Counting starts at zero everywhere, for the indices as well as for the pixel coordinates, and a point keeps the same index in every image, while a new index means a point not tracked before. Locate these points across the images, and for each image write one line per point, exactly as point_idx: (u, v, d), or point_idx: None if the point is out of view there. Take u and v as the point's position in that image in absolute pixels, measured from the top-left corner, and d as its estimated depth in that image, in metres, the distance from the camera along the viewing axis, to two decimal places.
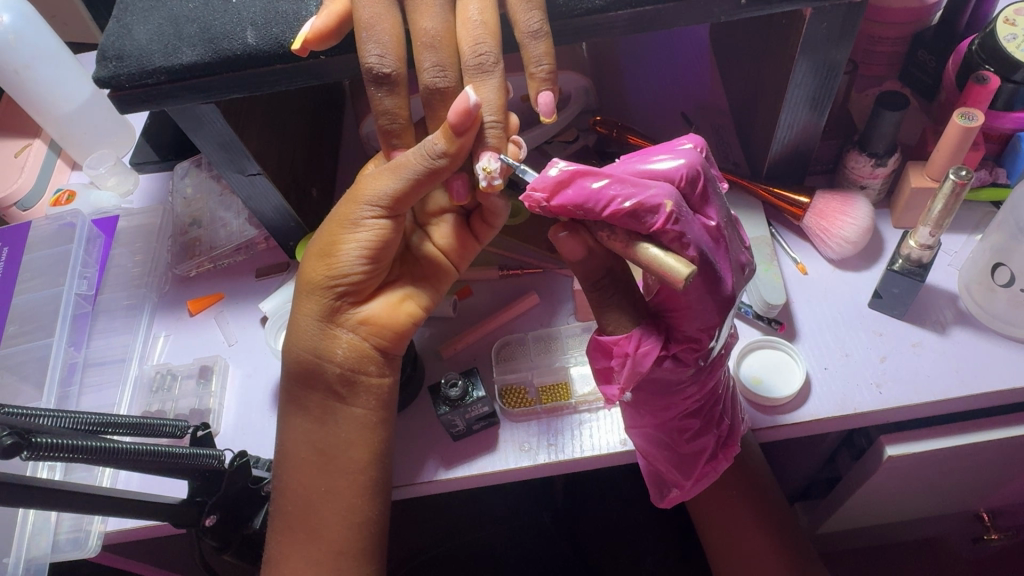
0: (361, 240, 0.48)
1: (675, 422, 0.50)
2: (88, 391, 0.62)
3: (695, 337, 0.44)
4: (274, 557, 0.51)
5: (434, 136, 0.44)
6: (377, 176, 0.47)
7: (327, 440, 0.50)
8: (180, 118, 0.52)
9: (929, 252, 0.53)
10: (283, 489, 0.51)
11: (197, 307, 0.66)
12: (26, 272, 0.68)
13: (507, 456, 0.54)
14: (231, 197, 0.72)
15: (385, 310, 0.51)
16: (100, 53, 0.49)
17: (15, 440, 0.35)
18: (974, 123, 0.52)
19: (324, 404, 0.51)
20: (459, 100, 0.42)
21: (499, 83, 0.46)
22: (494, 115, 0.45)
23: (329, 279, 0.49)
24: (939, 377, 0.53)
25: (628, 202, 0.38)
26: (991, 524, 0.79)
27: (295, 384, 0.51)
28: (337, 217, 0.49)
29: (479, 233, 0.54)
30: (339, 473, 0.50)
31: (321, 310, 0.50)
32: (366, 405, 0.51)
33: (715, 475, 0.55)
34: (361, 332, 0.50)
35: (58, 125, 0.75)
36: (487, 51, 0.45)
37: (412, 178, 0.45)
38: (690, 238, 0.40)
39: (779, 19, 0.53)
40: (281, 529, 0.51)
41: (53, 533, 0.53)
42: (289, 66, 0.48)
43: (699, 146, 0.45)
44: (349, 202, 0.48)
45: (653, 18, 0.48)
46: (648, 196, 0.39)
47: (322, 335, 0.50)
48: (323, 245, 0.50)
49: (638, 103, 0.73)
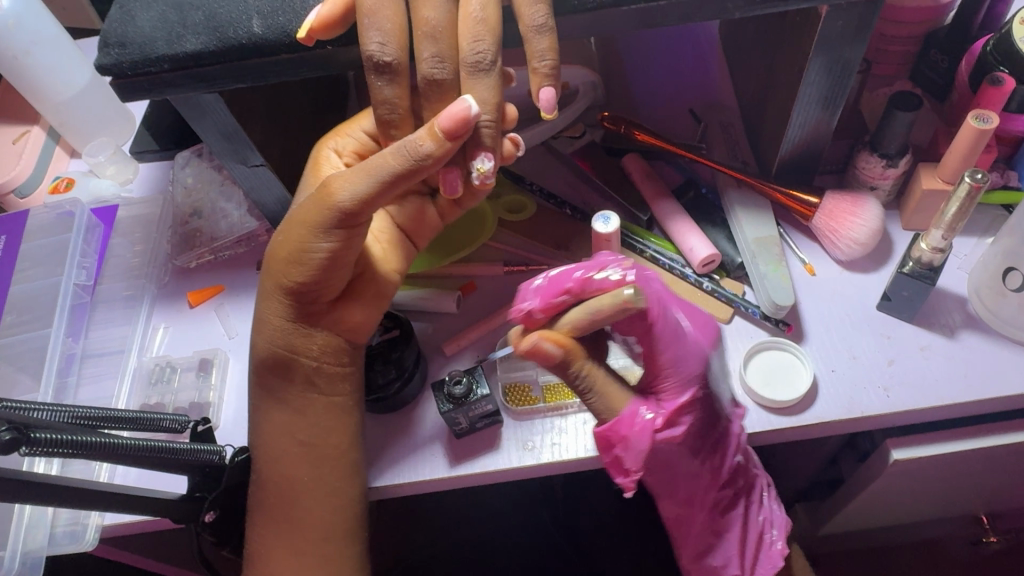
0: (329, 247, 0.45)
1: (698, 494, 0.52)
2: (86, 382, 0.62)
3: (674, 387, 0.46)
4: (255, 550, 0.50)
5: (417, 135, 0.41)
6: (347, 178, 0.43)
7: (307, 431, 0.49)
8: (182, 107, 0.51)
9: (941, 255, 0.52)
10: (261, 480, 0.50)
11: (196, 299, 0.66)
12: (24, 260, 0.67)
13: (510, 455, 0.53)
14: (232, 188, 0.72)
15: (357, 306, 0.49)
16: (102, 40, 0.48)
17: (14, 436, 0.34)
18: (989, 125, 0.51)
19: (302, 395, 0.49)
20: (459, 106, 0.40)
21: (495, 83, 0.44)
22: (489, 111, 0.44)
23: (297, 284, 0.47)
24: (947, 382, 0.52)
25: (590, 271, 0.44)
26: (990, 527, 0.80)
27: (268, 375, 0.50)
28: (301, 222, 0.45)
29: (444, 213, 0.53)
30: (320, 462, 0.49)
31: (293, 310, 0.48)
32: (345, 392, 0.50)
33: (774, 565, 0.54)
34: (335, 329, 0.49)
35: (57, 112, 0.74)
36: (484, 49, 0.44)
37: (385, 181, 0.42)
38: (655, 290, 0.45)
39: (794, 15, 0.53)
40: (260, 520, 0.50)
41: (50, 527, 0.52)
42: (295, 56, 0.47)
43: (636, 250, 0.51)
44: (314, 206, 0.44)
45: (665, 12, 0.47)
46: (605, 263, 0.44)
47: (295, 334, 0.49)
48: (288, 249, 0.46)
49: (647, 99, 0.72)
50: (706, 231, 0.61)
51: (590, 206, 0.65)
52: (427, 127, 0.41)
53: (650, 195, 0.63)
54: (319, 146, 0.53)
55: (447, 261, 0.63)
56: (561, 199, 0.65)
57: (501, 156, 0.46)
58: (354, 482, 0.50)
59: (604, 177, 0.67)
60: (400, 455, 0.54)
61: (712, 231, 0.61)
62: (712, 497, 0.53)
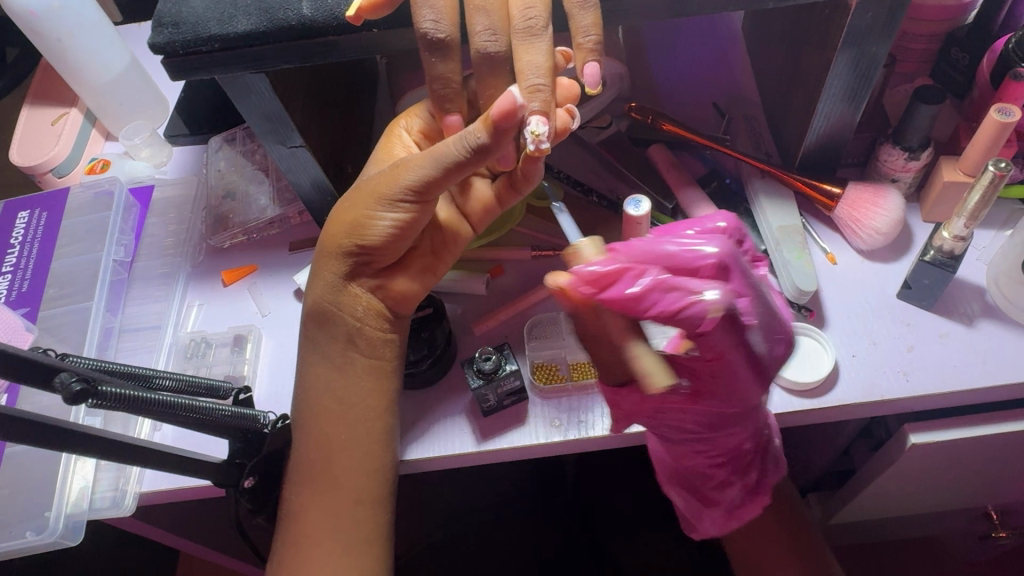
0: (392, 219, 0.48)
1: (709, 464, 0.54)
2: (123, 355, 0.63)
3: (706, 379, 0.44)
4: (292, 516, 0.52)
5: (475, 127, 0.43)
6: (416, 162, 0.46)
7: (346, 391, 0.51)
8: (229, 87, 0.53)
9: (962, 244, 0.54)
10: (301, 449, 0.52)
11: (230, 278, 0.67)
12: (64, 237, 0.69)
13: (537, 431, 0.54)
14: (264, 172, 0.73)
15: (404, 276, 0.52)
16: (157, 19, 0.50)
17: (83, 387, 0.36)
18: (1011, 118, 0.53)
19: (345, 353, 0.52)
20: (505, 100, 0.40)
21: (547, 48, 0.46)
22: (536, 80, 0.44)
23: (356, 247, 0.50)
24: (965, 368, 0.54)
25: (666, 299, 0.37)
26: (999, 522, 0.80)
27: (315, 330, 0.52)
28: (371, 191, 0.48)
29: (502, 199, 0.53)
30: (360, 426, 0.51)
31: (346, 270, 0.51)
32: (384, 357, 0.52)
33: (743, 519, 0.60)
34: (378, 294, 0.52)
35: (95, 95, 0.76)
36: (535, 15, 0.45)
37: (446, 167, 0.44)
38: (721, 343, 0.40)
39: (822, 8, 0.54)
40: (301, 487, 0.51)
41: (91, 491, 0.54)
42: (342, 38, 0.49)
43: (733, 225, 0.45)
44: (385, 180, 0.47)
45: (701, 1, 0.49)
46: (689, 289, 0.37)
47: (344, 293, 0.51)
48: (352, 216, 0.49)
49: (671, 91, 0.74)
50: None
51: (616, 193, 0.67)
52: (483, 119, 0.42)
53: (675, 184, 0.64)
54: (391, 126, 0.55)
55: (474, 246, 0.64)
56: (588, 187, 0.66)
57: (556, 127, 0.46)
58: (388, 451, 0.52)
59: (629, 166, 0.68)
60: (431, 430, 0.56)
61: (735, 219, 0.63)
62: (716, 462, 0.54)
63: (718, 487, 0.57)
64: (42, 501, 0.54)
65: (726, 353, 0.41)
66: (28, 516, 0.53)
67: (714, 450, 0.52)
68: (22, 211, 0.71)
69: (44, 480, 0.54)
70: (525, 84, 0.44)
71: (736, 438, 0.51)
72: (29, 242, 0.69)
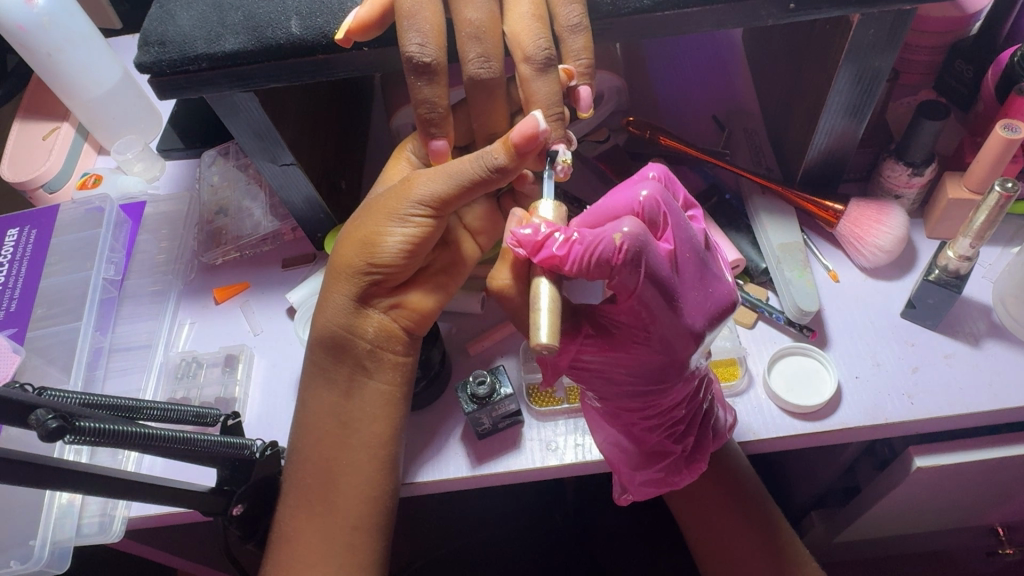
0: (404, 234, 0.46)
1: (642, 430, 0.50)
2: (113, 374, 0.62)
3: (642, 328, 0.42)
4: (284, 543, 0.50)
5: (495, 147, 0.42)
6: (426, 176, 0.45)
7: (350, 413, 0.50)
8: (217, 105, 0.52)
9: (968, 263, 0.53)
10: (293, 476, 0.51)
11: (222, 296, 0.66)
12: (54, 255, 0.68)
13: (532, 455, 0.53)
14: (258, 186, 0.72)
15: (417, 292, 0.51)
16: (143, 38, 0.49)
17: (60, 423, 0.35)
18: (1017, 134, 0.52)
19: (353, 376, 0.50)
20: (527, 123, 0.40)
21: (543, 75, 0.44)
22: (554, 109, 0.45)
23: (364, 265, 0.48)
24: (973, 389, 0.52)
25: (585, 243, 0.38)
26: (1006, 538, 0.78)
27: (322, 356, 0.51)
28: (381, 208, 0.47)
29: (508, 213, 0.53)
30: (359, 449, 0.50)
31: (355, 291, 0.49)
32: (393, 381, 0.51)
33: (675, 487, 0.55)
34: (393, 313, 0.50)
35: (86, 109, 0.75)
36: (538, 45, 0.44)
37: (465, 185, 0.44)
38: (644, 275, 0.39)
39: (823, 24, 0.53)
40: (295, 512, 0.50)
41: (78, 517, 0.53)
42: (331, 56, 0.48)
43: (664, 175, 0.45)
44: (396, 196, 0.47)
45: (700, 18, 0.47)
46: (603, 232, 0.39)
47: (355, 315, 0.49)
48: (364, 233, 0.48)
49: (670, 104, 0.73)
50: (730, 236, 0.61)
51: None
52: (503, 140, 0.42)
53: None
54: (399, 147, 0.53)
55: None
56: (585, 202, 0.65)
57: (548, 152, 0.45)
58: (381, 476, 0.50)
59: None
60: (424, 455, 0.54)
61: (735, 236, 0.61)
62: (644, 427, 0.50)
63: (650, 447, 0.52)
64: (28, 529, 0.53)
65: (648, 288, 0.39)
66: (14, 544, 0.52)
67: (651, 410, 0.48)
68: (12, 228, 0.70)
69: (29, 508, 0.53)
70: (544, 113, 0.44)
71: (674, 396, 0.47)
72: (18, 260, 0.68)
